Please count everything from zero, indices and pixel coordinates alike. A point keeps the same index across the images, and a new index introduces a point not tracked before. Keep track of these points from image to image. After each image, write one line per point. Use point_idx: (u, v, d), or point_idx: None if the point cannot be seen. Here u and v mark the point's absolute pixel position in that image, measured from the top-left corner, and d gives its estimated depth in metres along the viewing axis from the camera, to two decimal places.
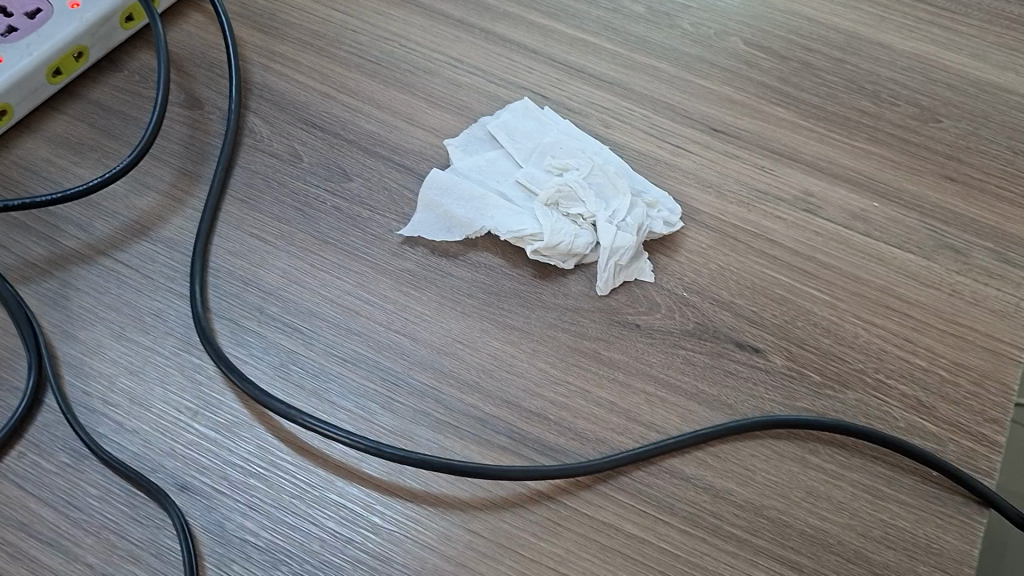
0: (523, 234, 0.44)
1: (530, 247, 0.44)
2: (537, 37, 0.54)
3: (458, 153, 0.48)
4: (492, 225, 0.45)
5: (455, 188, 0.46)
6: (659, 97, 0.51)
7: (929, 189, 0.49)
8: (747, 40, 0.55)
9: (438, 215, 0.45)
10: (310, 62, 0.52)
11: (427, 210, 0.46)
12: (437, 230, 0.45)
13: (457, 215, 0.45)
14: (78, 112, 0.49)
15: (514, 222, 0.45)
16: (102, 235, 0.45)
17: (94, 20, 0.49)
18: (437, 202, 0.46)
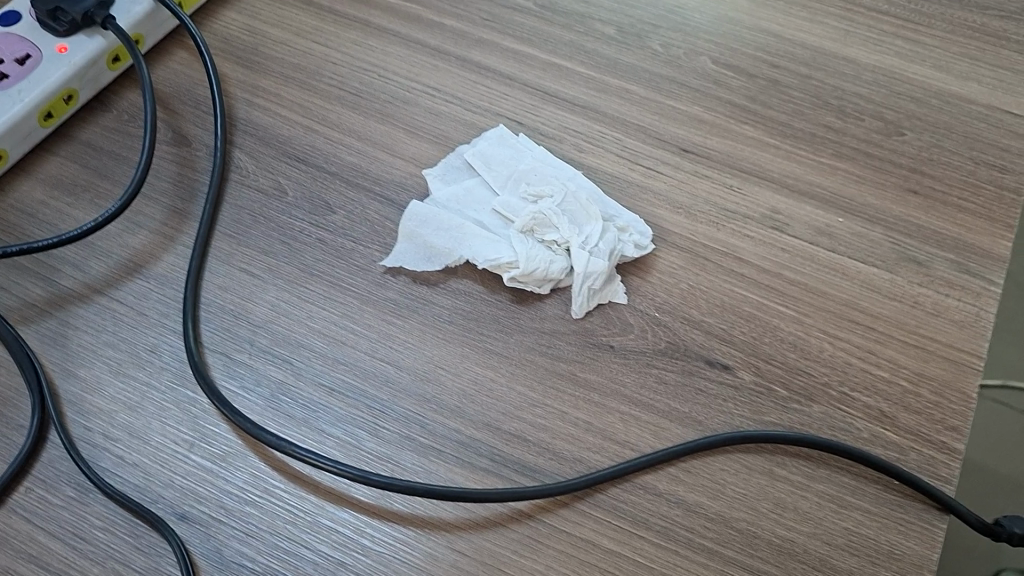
0: (501, 261, 0.46)
1: (508, 274, 0.46)
2: (512, 63, 0.55)
3: (438, 183, 0.50)
4: (471, 253, 0.47)
5: (435, 218, 0.48)
6: (631, 120, 0.53)
7: (892, 203, 0.51)
8: (715, 59, 0.56)
9: (420, 245, 0.47)
10: (292, 96, 0.53)
11: (409, 239, 0.48)
12: (419, 259, 0.47)
13: (439, 243, 0.47)
14: (70, 153, 0.51)
15: (492, 250, 0.47)
16: (96, 274, 0.47)
17: (82, 64, 0.51)
18: (418, 232, 0.48)
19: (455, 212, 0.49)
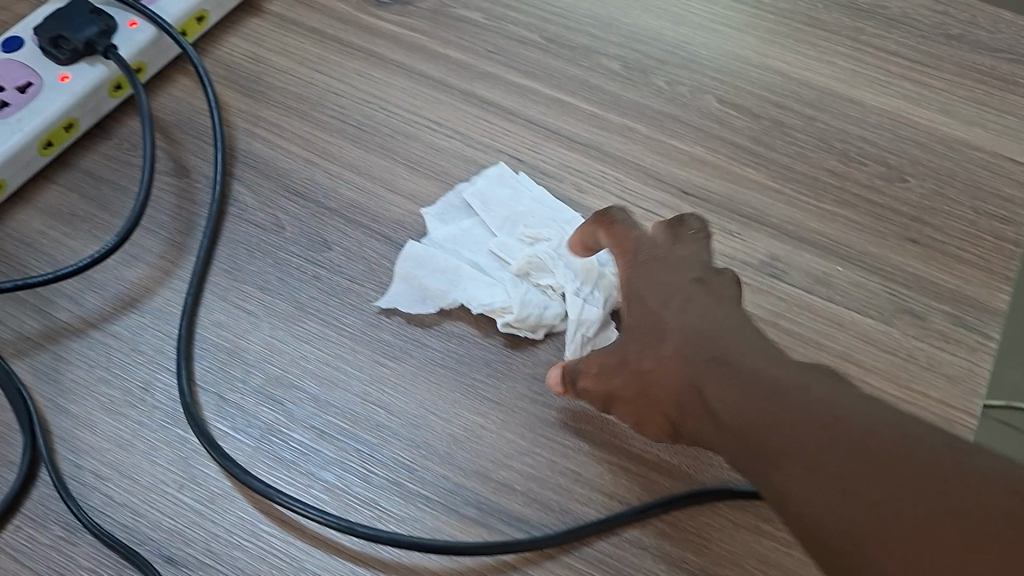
0: (497, 306, 0.46)
1: (503, 318, 0.46)
2: (514, 97, 0.55)
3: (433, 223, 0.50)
4: (467, 297, 0.47)
5: (431, 260, 0.48)
6: (632, 160, 0.53)
7: (892, 252, 0.50)
8: (719, 97, 0.56)
9: (416, 287, 0.47)
10: (293, 127, 0.53)
11: (404, 282, 0.48)
12: (414, 302, 0.47)
13: (434, 287, 0.47)
14: (69, 182, 0.51)
15: (487, 293, 0.47)
16: (91, 307, 0.47)
17: (83, 93, 0.51)
18: (413, 274, 0.48)
19: (451, 253, 0.49)
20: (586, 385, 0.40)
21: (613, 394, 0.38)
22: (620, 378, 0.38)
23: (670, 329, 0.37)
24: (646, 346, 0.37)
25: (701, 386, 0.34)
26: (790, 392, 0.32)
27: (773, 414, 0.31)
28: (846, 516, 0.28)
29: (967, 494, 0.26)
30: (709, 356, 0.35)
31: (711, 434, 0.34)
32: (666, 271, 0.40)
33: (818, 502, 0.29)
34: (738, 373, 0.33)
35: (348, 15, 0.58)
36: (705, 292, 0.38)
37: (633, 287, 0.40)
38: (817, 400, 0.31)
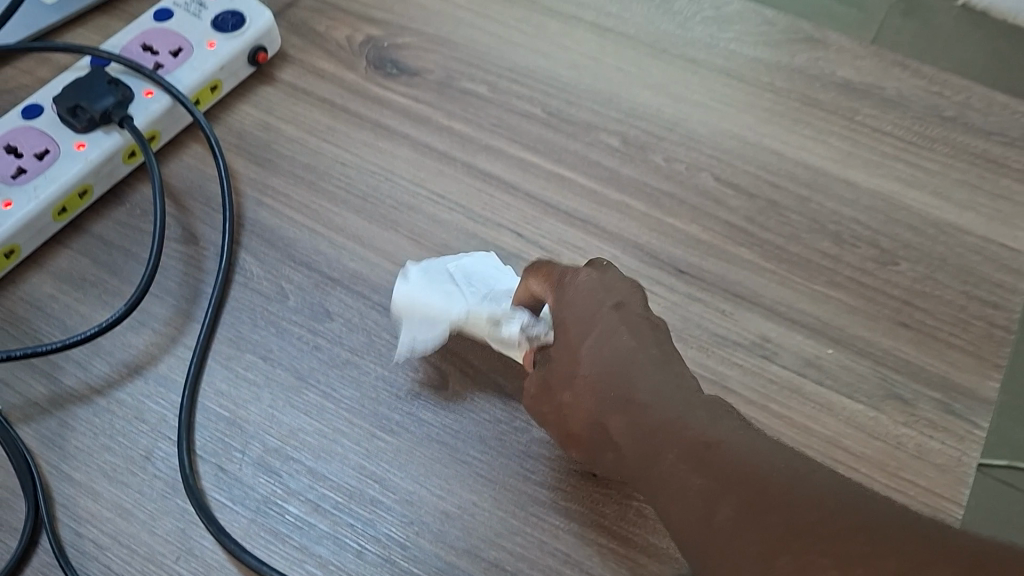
0: (501, 311, 0.47)
1: (511, 326, 0.47)
2: (516, 171, 0.57)
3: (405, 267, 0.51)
4: (470, 313, 0.48)
5: (423, 291, 0.49)
6: (629, 237, 0.54)
7: (882, 336, 0.51)
8: (716, 176, 0.57)
9: (419, 320, 0.48)
10: (300, 197, 0.55)
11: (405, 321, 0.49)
12: (423, 336, 0.48)
13: (435, 312, 0.48)
14: (81, 247, 0.52)
15: (487, 306, 0.48)
16: (98, 373, 0.48)
17: (97, 160, 0.53)
18: (411, 308, 0.48)
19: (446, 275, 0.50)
20: (531, 410, 0.45)
21: (549, 421, 0.43)
22: (555, 409, 0.43)
23: (587, 368, 0.40)
24: (572, 380, 0.41)
25: (619, 425, 0.38)
26: (677, 425, 0.36)
27: (662, 452, 0.36)
28: (714, 559, 0.32)
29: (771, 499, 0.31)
30: (618, 401, 0.39)
31: (622, 465, 0.39)
32: (580, 307, 0.42)
33: (699, 533, 0.33)
34: (659, 412, 0.37)
35: (358, 85, 0.60)
36: (622, 317, 0.41)
37: (558, 312, 0.43)
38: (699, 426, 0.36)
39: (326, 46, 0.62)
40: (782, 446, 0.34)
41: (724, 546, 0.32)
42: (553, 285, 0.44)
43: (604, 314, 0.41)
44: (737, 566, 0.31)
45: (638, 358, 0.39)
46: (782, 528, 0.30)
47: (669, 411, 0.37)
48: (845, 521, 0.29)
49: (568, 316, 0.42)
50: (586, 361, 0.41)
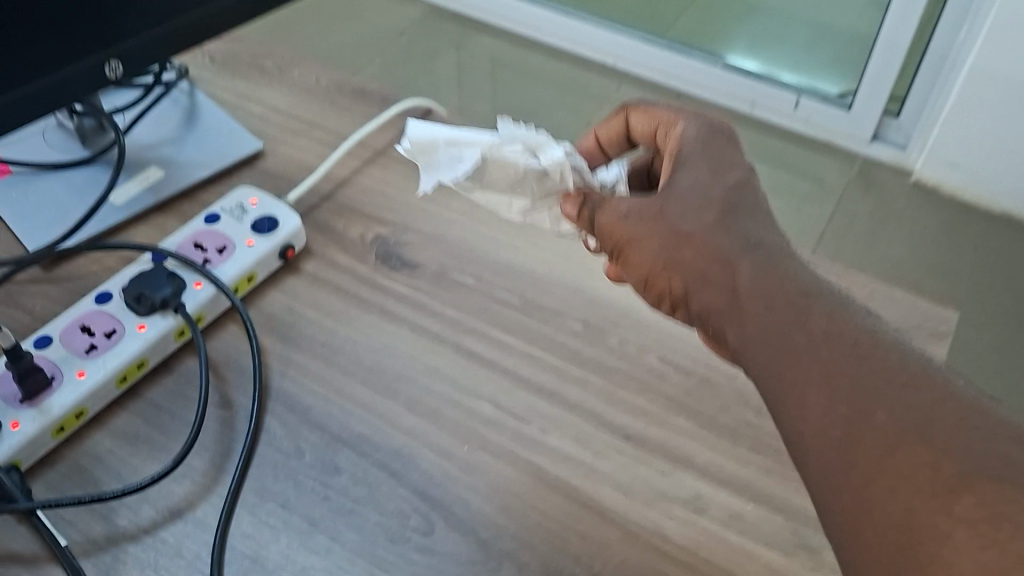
0: (538, 143, 0.55)
1: (545, 156, 0.55)
2: (496, 349, 0.69)
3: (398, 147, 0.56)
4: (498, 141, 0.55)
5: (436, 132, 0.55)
6: (587, 406, 0.66)
7: (795, 494, 0.62)
8: (661, 356, 0.69)
9: (452, 156, 0.54)
10: (317, 370, 0.67)
11: (440, 149, 0.55)
12: (462, 165, 0.54)
13: (462, 139, 0.54)
14: (136, 409, 0.64)
15: (508, 133, 0.55)
16: (145, 517, 0.59)
17: (154, 338, 0.65)
18: (437, 141, 0.55)
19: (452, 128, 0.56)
20: (625, 248, 0.56)
21: (649, 274, 0.55)
22: (662, 257, 0.54)
23: (704, 239, 0.53)
24: (688, 253, 0.53)
25: (735, 276, 0.51)
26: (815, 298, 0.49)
27: (783, 294, 0.49)
28: (812, 398, 0.45)
29: (921, 442, 0.41)
30: (727, 248, 0.53)
31: (724, 301, 0.51)
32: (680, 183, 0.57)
33: (835, 416, 0.44)
34: (775, 279, 0.50)
35: (368, 275, 0.74)
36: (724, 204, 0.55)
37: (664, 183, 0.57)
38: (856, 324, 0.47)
39: (343, 242, 0.76)
40: (883, 326, 0.48)
41: (864, 441, 0.42)
42: (669, 175, 0.58)
43: (721, 214, 0.54)
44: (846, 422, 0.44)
45: (761, 249, 0.52)
46: (932, 428, 0.42)
47: (787, 286, 0.50)
48: (938, 450, 0.41)
49: (692, 197, 0.55)
50: (708, 240, 0.53)
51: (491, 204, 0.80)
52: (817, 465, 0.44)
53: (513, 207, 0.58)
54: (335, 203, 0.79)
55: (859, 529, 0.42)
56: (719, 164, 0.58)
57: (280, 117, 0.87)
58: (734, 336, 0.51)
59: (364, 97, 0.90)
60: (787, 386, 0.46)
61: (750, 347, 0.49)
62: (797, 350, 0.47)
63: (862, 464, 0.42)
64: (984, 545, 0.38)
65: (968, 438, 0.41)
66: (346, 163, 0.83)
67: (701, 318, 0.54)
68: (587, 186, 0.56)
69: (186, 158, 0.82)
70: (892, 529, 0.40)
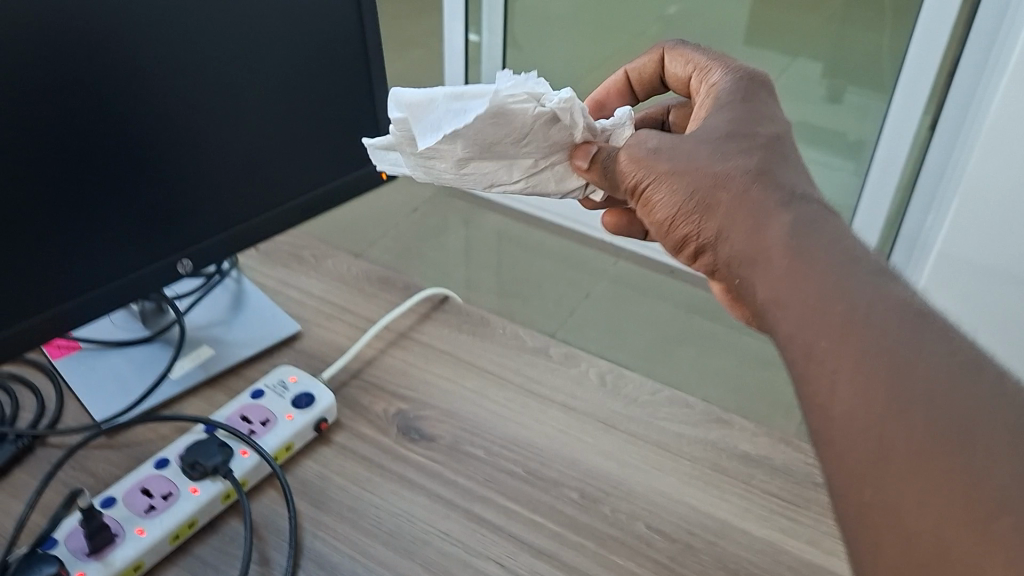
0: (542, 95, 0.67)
1: (550, 101, 0.67)
2: (502, 515, 0.78)
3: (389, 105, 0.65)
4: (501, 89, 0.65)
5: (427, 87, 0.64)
6: (582, 568, 0.74)
7: None
8: (648, 523, 0.78)
9: (453, 107, 0.64)
10: (344, 531, 0.76)
11: (439, 103, 0.64)
12: (467, 114, 0.63)
13: (463, 95, 0.64)
14: (184, 563, 0.73)
15: (510, 83, 0.65)
16: None
17: (205, 500, 0.75)
18: (434, 95, 0.64)
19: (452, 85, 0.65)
20: (647, 188, 0.65)
21: (673, 218, 0.63)
22: (686, 196, 0.62)
23: (740, 191, 0.60)
24: (720, 194, 0.61)
25: (766, 230, 0.58)
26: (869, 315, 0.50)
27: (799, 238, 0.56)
28: (851, 403, 0.47)
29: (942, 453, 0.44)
30: (755, 207, 0.59)
31: (747, 239, 0.59)
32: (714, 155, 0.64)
33: (850, 353, 0.48)
34: (800, 240, 0.56)
35: (390, 446, 0.84)
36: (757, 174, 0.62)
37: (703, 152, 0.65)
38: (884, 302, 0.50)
39: (369, 415, 0.87)
40: (949, 352, 0.47)
41: (887, 439, 0.45)
42: (703, 119, 0.71)
43: (752, 173, 0.62)
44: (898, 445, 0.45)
45: (795, 207, 0.59)
46: (948, 418, 0.45)
47: (827, 254, 0.54)
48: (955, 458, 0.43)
49: (732, 142, 0.65)
50: (740, 182, 0.61)
51: (498, 384, 0.91)
52: (840, 432, 0.47)
53: (515, 171, 0.70)
54: (362, 380, 0.91)
55: (866, 427, 0.46)
56: (754, 116, 0.69)
57: (315, 302, 1.00)
58: (738, 247, 0.59)
59: (389, 285, 1.04)
60: (841, 390, 0.48)
61: (759, 262, 0.57)
62: (803, 274, 0.53)
63: (869, 445, 0.46)
64: (959, 523, 0.42)
65: (935, 359, 0.47)
66: (373, 345, 0.95)
67: (721, 256, 0.61)
68: (592, 139, 0.70)
69: (234, 338, 0.94)
70: (910, 452, 0.44)
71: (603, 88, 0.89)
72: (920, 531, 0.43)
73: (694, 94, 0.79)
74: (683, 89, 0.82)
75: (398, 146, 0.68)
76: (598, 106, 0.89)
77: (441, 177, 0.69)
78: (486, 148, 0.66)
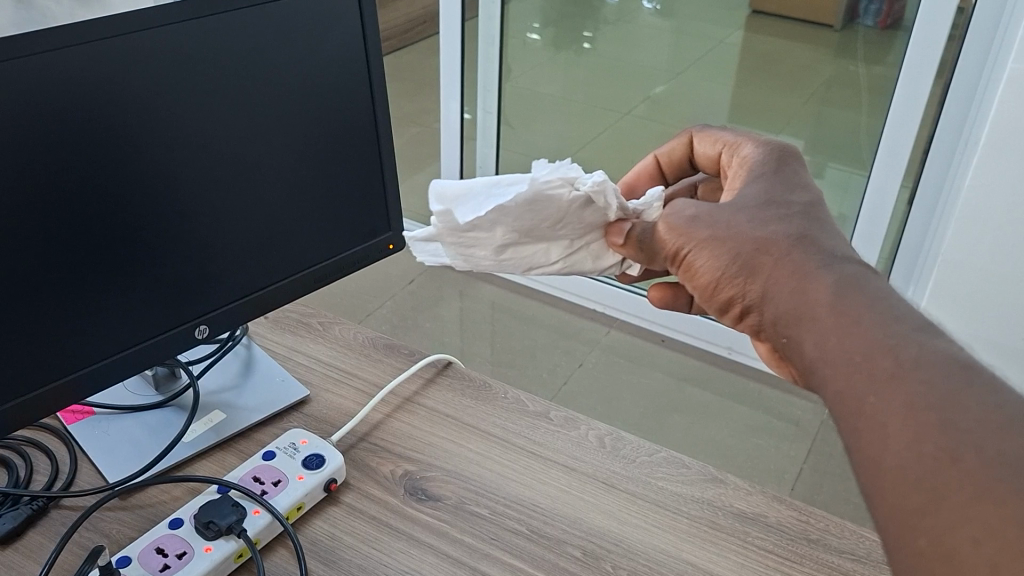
0: (574, 177, 0.76)
1: (584, 184, 0.76)
2: (507, 572, 0.80)
3: (431, 200, 0.77)
4: (536, 177, 0.75)
5: (463, 184, 0.78)
6: None
7: None
8: None
9: (490, 194, 0.76)
10: None
11: (477, 192, 0.77)
12: (498, 199, 0.76)
13: (498, 187, 0.76)
14: None
15: (546, 171, 0.76)
16: None
17: (218, 559, 0.77)
18: (472, 187, 0.77)
19: (490, 180, 0.77)
20: (688, 255, 0.70)
21: (717, 281, 0.68)
22: (728, 259, 0.67)
23: (783, 254, 0.66)
24: (762, 257, 0.66)
25: (807, 289, 0.63)
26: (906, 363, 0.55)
27: (837, 292, 0.61)
28: (887, 433, 0.53)
29: (971, 476, 0.49)
30: (795, 266, 0.65)
31: (787, 292, 0.64)
32: (754, 222, 0.69)
33: (890, 395, 0.54)
34: (841, 296, 0.61)
35: (398, 506, 0.86)
36: (793, 237, 0.67)
37: (739, 217, 0.70)
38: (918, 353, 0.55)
39: (376, 477, 0.89)
40: (974, 392, 0.52)
41: (923, 464, 0.50)
42: (739, 190, 0.76)
43: (793, 238, 0.67)
44: (933, 468, 0.50)
45: (835, 267, 0.64)
46: (973, 443, 0.50)
47: (862, 309, 0.60)
48: (985, 480, 0.48)
49: (770, 210, 0.70)
50: (781, 247, 0.66)
51: (501, 446, 0.94)
52: (891, 484, 0.52)
53: (553, 253, 0.81)
54: (370, 443, 0.94)
55: (902, 454, 0.51)
56: (788, 185, 0.74)
57: (323, 368, 1.04)
58: (783, 307, 0.64)
59: (394, 351, 1.07)
60: (884, 424, 0.53)
61: (803, 318, 0.62)
62: (845, 326, 0.59)
63: (920, 490, 0.50)
64: (1013, 557, 0.46)
65: (965, 403, 0.51)
66: (379, 410, 0.98)
67: (767, 315, 0.66)
68: (626, 217, 0.79)
69: (244, 403, 0.97)
70: (944, 477, 0.49)
71: (634, 171, 0.94)
72: (978, 565, 0.47)
73: (725, 169, 0.84)
74: (712, 165, 0.88)
75: (440, 237, 0.78)
76: (629, 189, 0.94)
77: (482, 264, 0.80)
78: (523, 233, 0.78)
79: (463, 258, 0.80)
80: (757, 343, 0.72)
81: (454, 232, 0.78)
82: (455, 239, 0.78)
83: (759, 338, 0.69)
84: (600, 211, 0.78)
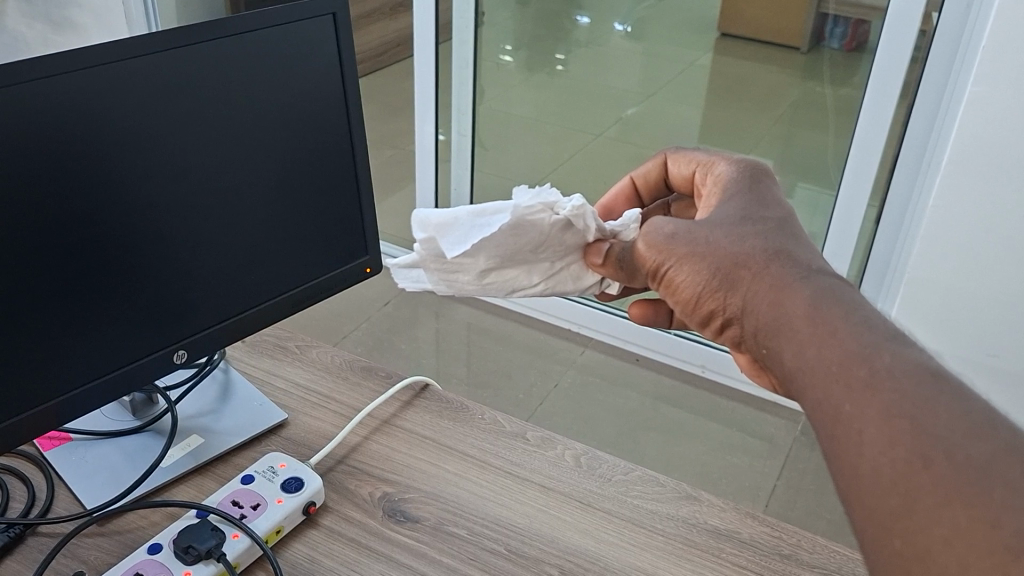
0: (554, 202, 0.79)
1: (563, 208, 0.78)
2: None
3: (416, 227, 0.79)
4: (518, 204, 0.78)
5: (448, 213, 0.79)
6: None
7: None
8: None
9: (476, 224, 0.78)
10: None
11: (462, 223, 0.78)
12: (483, 228, 0.78)
13: (482, 217, 0.78)
14: None
15: (527, 197, 0.78)
16: None
17: None
18: (456, 217, 0.78)
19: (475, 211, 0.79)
20: (669, 270, 0.72)
21: (699, 296, 0.70)
22: (709, 274, 0.70)
23: (760, 267, 0.68)
24: (741, 272, 0.69)
25: (784, 301, 0.65)
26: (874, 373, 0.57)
27: (814, 304, 0.63)
28: (861, 440, 0.55)
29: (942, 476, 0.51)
30: (772, 278, 0.67)
31: (765, 305, 0.66)
32: (732, 238, 0.71)
33: (862, 403, 0.56)
34: (816, 308, 0.63)
35: (376, 527, 0.87)
36: (769, 250, 0.69)
37: (717, 233, 0.72)
38: (886, 363, 0.57)
39: (355, 499, 0.90)
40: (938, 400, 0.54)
41: (897, 466, 0.52)
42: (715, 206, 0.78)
43: (769, 253, 0.69)
44: (906, 471, 0.52)
45: (812, 280, 0.66)
46: (941, 445, 0.52)
47: (834, 321, 0.62)
48: (954, 479, 0.50)
49: (745, 226, 0.73)
50: (759, 260, 0.69)
51: (479, 466, 0.95)
52: (867, 488, 0.54)
53: (534, 274, 0.82)
54: (348, 465, 0.94)
55: (879, 459, 0.53)
56: (762, 202, 0.77)
57: (301, 392, 1.04)
58: (762, 319, 0.66)
59: (371, 373, 1.08)
60: (857, 430, 0.55)
61: (782, 330, 0.64)
62: (822, 336, 0.61)
63: (894, 493, 0.52)
64: (979, 555, 0.48)
65: (929, 413, 0.53)
66: (358, 432, 0.99)
67: (747, 327, 0.68)
68: (605, 238, 0.82)
69: (222, 426, 0.97)
70: (917, 480, 0.51)
71: (611, 194, 0.96)
72: (947, 564, 0.49)
73: (699, 186, 0.87)
74: (686, 185, 0.90)
75: (423, 263, 0.80)
76: (608, 212, 0.96)
77: (465, 290, 0.81)
78: (507, 257, 0.80)
79: (446, 283, 0.82)
80: (740, 354, 0.74)
81: (438, 259, 0.79)
82: (439, 266, 0.80)
83: (741, 350, 0.72)
84: (580, 234, 0.80)
